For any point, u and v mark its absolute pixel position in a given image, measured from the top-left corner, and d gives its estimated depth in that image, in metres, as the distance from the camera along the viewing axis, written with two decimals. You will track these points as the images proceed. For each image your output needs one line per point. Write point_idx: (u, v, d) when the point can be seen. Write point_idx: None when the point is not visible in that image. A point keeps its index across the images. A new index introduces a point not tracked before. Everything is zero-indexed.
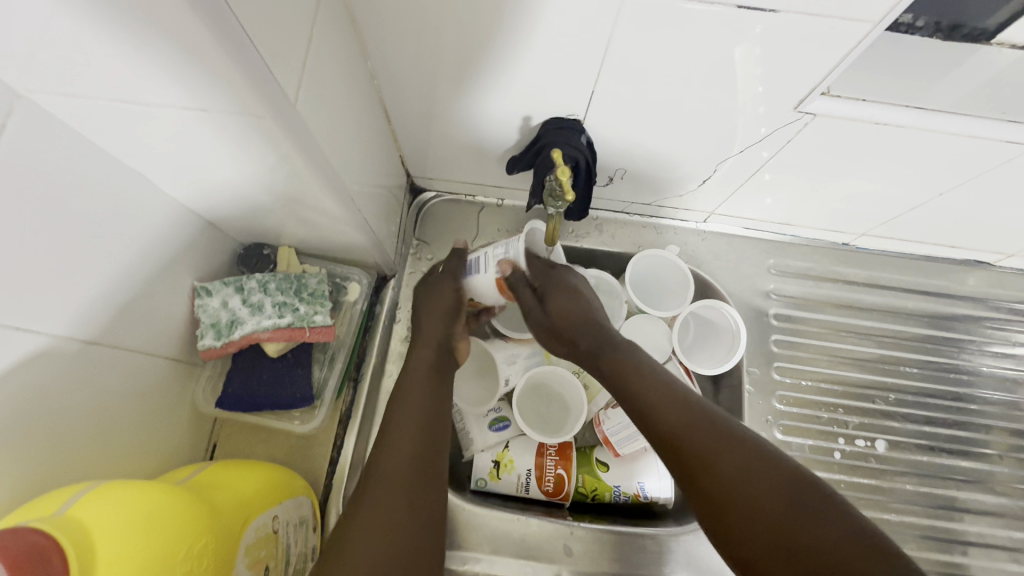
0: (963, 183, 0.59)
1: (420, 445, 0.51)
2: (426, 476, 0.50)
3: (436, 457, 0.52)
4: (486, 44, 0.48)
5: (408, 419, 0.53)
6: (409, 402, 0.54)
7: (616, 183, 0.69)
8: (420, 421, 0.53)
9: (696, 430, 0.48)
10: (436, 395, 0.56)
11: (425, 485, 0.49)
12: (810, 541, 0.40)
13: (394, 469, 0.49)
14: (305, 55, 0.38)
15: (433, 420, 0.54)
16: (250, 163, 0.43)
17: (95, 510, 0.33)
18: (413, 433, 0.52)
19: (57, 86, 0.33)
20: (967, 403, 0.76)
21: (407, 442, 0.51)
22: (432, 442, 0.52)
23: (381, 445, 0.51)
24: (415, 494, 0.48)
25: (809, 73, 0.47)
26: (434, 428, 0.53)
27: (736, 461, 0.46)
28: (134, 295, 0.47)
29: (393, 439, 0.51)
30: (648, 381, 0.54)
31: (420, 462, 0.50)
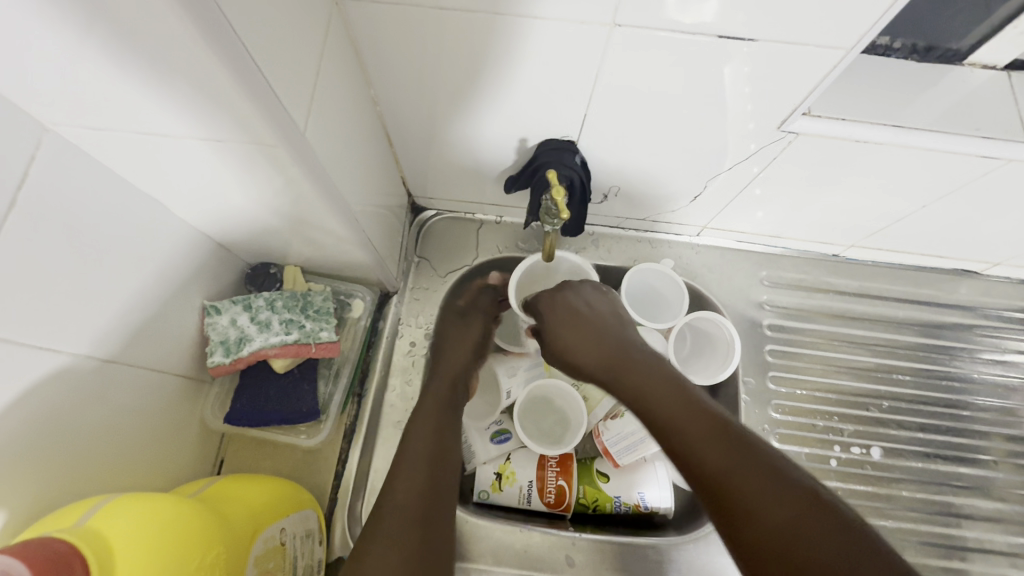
0: (945, 195, 0.61)
1: (432, 471, 0.52)
2: (439, 503, 0.50)
3: (447, 484, 0.52)
4: (486, 73, 0.51)
5: (418, 451, 0.53)
6: (421, 433, 0.55)
7: (611, 200, 0.71)
8: (431, 448, 0.54)
9: (700, 429, 0.48)
10: (448, 424, 0.58)
11: (436, 511, 0.50)
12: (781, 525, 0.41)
13: (409, 496, 0.49)
14: (313, 87, 0.41)
15: (445, 449, 0.55)
16: (262, 188, 0.45)
17: (113, 519, 0.35)
18: (426, 460, 0.53)
19: (82, 119, 0.36)
20: (961, 409, 0.77)
21: (420, 471, 0.52)
22: (441, 469, 0.53)
23: (396, 472, 0.52)
24: (429, 520, 0.48)
25: (791, 93, 0.49)
26: (446, 458, 0.54)
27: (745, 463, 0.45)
28: (149, 315, 0.49)
29: (406, 465, 0.52)
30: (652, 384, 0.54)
31: (432, 490, 0.51)
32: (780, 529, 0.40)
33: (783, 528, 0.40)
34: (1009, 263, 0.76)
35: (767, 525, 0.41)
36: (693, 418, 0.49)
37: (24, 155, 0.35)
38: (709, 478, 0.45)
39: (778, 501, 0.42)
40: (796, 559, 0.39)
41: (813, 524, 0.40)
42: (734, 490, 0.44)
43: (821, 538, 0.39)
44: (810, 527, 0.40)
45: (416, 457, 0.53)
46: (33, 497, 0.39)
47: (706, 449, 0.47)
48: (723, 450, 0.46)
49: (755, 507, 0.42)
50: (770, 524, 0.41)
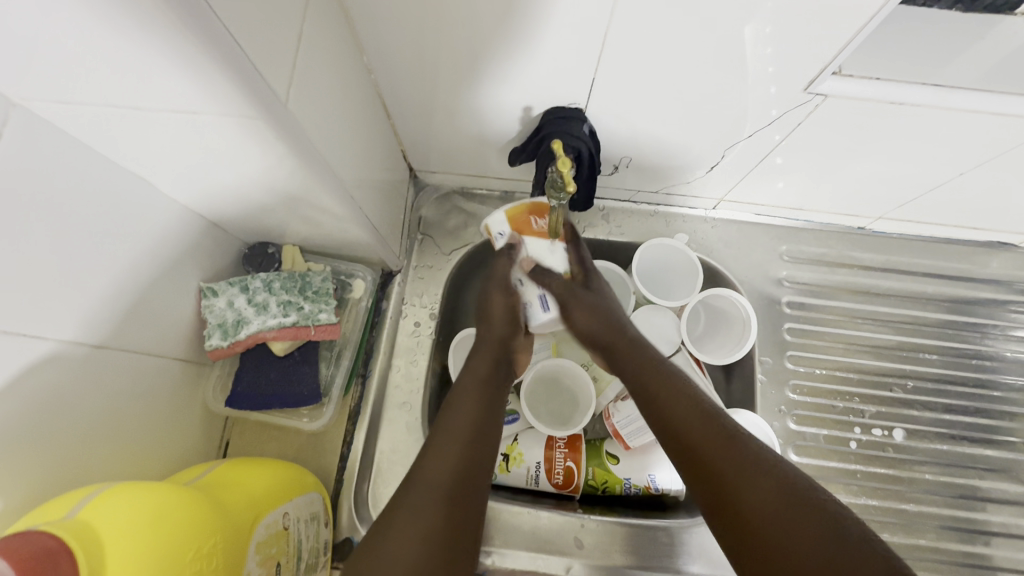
0: (986, 162, 0.56)
1: (466, 456, 0.50)
2: (472, 490, 0.49)
3: (483, 471, 0.51)
4: (485, 35, 0.47)
5: (459, 427, 0.52)
6: (463, 405, 0.54)
7: (622, 172, 0.67)
8: (468, 433, 0.52)
9: (706, 424, 0.48)
10: (489, 407, 0.55)
11: (466, 502, 0.48)
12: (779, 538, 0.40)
13: (441, 482, 0.48)
14: (295, 52, 0.38)
15: (484, 433, 0.53)
16: (248, 165, 0.43)
17: (104, 510, 0.34)
18: (461, 444, 0.51)
19: (50, 93, 0.33)
20: (990, 389, 0.74)
21: (452, 456, 0.50)
22: (479, 451, 0.51)
23: (429, 451, 0.50)
24: (456, 508, 0.47)
25: (817, 52, 0.45)
26: (484, 443, 0.52)
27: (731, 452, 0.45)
28: (141, 297, 0.48)
29: (440, 449, 0.50)
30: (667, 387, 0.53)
31: (465, 476, 0.49)
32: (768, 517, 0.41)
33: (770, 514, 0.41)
34: None
35: (749, 508, 0.42)
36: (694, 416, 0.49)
37: None
38: (711, 468, 0.45)
39: (765, 486, 0.42)
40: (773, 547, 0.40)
41: (799, 514, 0.40)
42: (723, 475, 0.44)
43: (807, 523, 0.40)
44: (798, 516, 0.40)
45: (452, 442, 0.51)
46: (31, 484, 0.39)
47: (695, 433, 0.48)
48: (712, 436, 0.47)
49: (741, 491, 0.43)
50: (758, 508, 0.42)
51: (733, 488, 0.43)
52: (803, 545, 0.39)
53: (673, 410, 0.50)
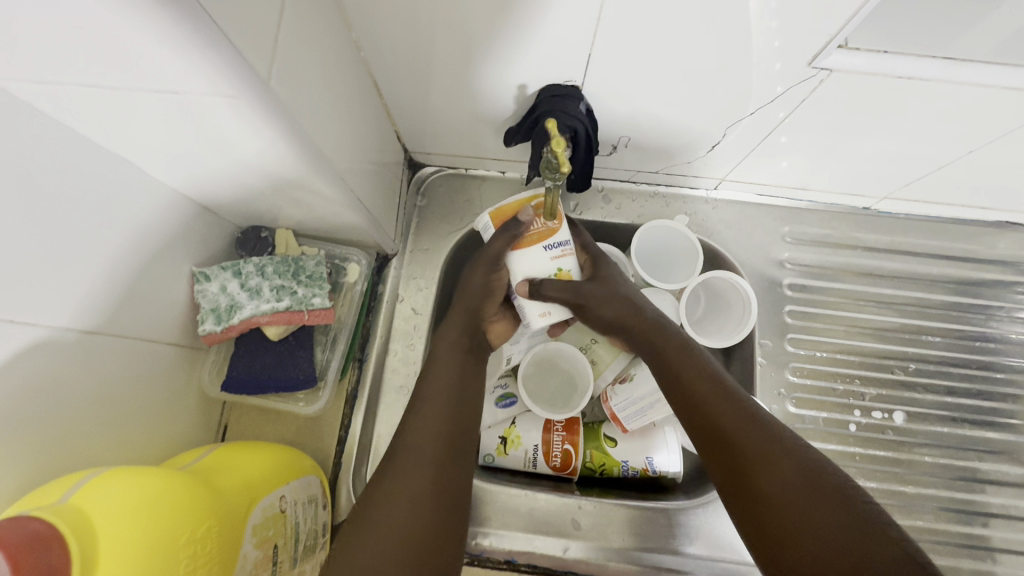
0: (997, 138, 0.54)
1: (447, 421, 0.50)
2: (456, 450, 0.49)
3: (466, 433, 0.51)
4: (478, 13, 0.45)
5: (438, 395, 0.52)
6: (438, 372, 0.54)
7: (621, 152, 0.66)
8: (448, 398, 0.52)
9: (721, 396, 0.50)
10: (467, 374, 0.55)
11: (454, 464, 0.48)
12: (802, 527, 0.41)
13: (426, 446, 0.48)
14: (278, 27, 0.36)
15: (463, 398, 0.53)
16: (233, 146, 0.42)
17: (95, 495, 0.34)
18: (442, 409, 0.51)
19: (23, 73, 0.32)
20: (994, 371, 0.73)
21: (435, 421, 0.50)
22: (462, 417, 0.52)
23: (410, 422, 0.50)
24: (446, 468, 0.48)
25: (823, 23, 0.42)
26: (464, 406, 0.53)
27: (760, 438, 0.46)
28: (132, 283, 0.47)
29: (421, 416, 0.50)
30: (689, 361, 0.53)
31: (449, 440, 0.49)
32: (784, 500, 0.43)
33: (788, 499, 0.43)
34: None
35: (771, 490, 0.44)
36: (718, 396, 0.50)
37: None
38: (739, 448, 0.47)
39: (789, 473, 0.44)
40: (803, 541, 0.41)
41: (815, 499, 0.42)
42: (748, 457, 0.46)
43: (827, 506, 0.42)
44: (818, 499, 0.42)
45: (434, 408, 0.51)
46: (26, 470, 0.39)
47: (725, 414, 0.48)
48: (740, 420, 0.48)
49: (762, 472, 0.45)
50: (777, 489, 0.44)
51: (756, 467, 0.45)
52: (821, 524, 0.41)
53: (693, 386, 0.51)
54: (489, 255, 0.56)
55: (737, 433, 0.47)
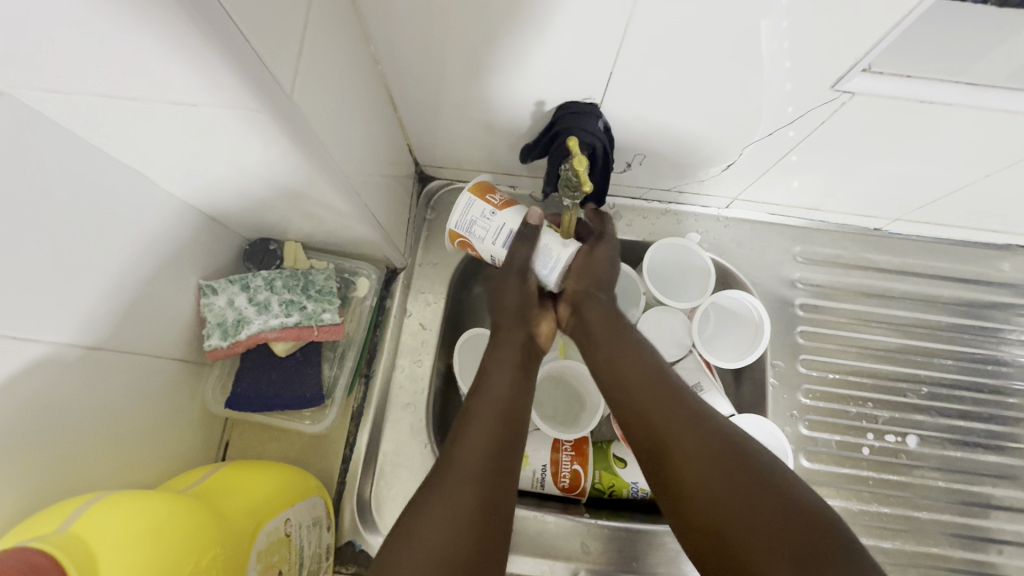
0: (1014, 163, 0.54)
1: (499, 434, 0.49)
2: (505, 466, 0.47)
3: (516, 446, 0.49)
4: (497, 29, 0.45)
5: (492, 406, 0.51)
6: (495, 382, 0.53)
7: (634, 169, 0.66)
8: (500, 410, 0.51)
9: (692, 438, 0.45)
10: (522, 388, 0.54)
11: (501, 480, 0.46)
12: None
13: (474, 457, 0.47)
14: (302, 43, 0.35)
15: (517, 411, 0.52)
16: (250, 160, 0.41)
17: (97, 529, 0.32)
18: (494, 420, 0.50)
19: (38, 83, 0.31)
20: (1005, 395, 0.72)
21: (488, 433, 0.48)
22: (513, 430, 0.50)
23: (461, 432, 0.49)
24: (492, 481, 0.46)
25: (847, 46, 0.42)
26: (516, 419, 0.51)
27: (736, 492, 0.42)
28: (137, 297, 0.46)
29: (473, 428, 0.49)
30: (668, 406, 0.48)
31: (497, 455, 0.47)
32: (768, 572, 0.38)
33: (764, 549, 0.39)
34: None
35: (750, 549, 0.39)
36: (691, 441, 0.45)
37: None
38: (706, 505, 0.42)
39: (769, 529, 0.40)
40: None
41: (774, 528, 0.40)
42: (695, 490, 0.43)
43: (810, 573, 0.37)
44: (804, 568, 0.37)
45: (488, 420, 0.49)
46: (26, 491, 0.37)
47: (673, 438, 0.46)
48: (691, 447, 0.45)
49: (735, 530, 0.40)
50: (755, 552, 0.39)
51: (708, 497, 0.42)
52: None
53: (669, 431, 0.46)
54: (511, 266, 0.58)
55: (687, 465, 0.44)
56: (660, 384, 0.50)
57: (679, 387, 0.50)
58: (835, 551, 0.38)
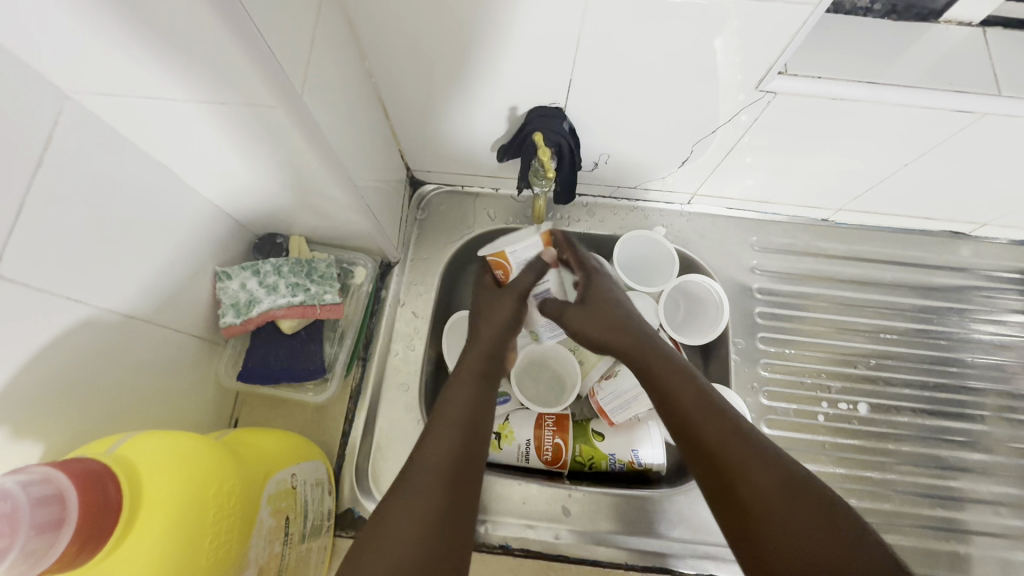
0: (925, 153, 0.62)
1: (463, 441, 0.54)
2: (467, 472, 0.52)
3: (475, 454, 0.54)
4: (473, 45, 0.53)
5: (450, 417, 0.55)
6: (455, 398, 0.58)
7: (601, 168, 0.73)
8: (461, 419, 0.55)
9: (700, 402, 0.53)
10: (480, 402, 0.58)
11: (464, 484, 0.51)
12: (781, 539, 0.43)
13: (439, 460, 0.51)
14: (309, 56, 0.43)
15: (476, 423, 0.56)
16: (266, 156, 0.48)
17: (141, 445, 0.39)
18: (455, 430, 0.54)
19: (99, 87, 0.39)
20: (950, 366, 0.79)
21: (449, 441, 0.53)
22: (473, 440, 0.54)
23: (426, 438, 0.54)
24: (456, 483, 0.50)
25: (763, 53, 0.50)
26: (476, 429, 0.55)
27: (749, 455, 0.48)
28: (165, 277, 0.52)
29: (434, 437, 0.53)
30: (676, 385, 0.56)
31: (460, 460, 0.52)
32: (770, 520, 0.44)
33: (763, 498, 0.45)
34: (996, 223, 0.76)
35: (753, 499, 0.46)
36: (704, 407, 0.53)
37: (47, 119, 0.38)
38: (724, 459, 0.49)
39: (773, 484, 0.46)
40: (772, 547, 0.43)
41: (797, 503, 0.45)
42: (726, 468, 0.48)
43: (804, 518, 0.44)
44: (799, 513, 0.44)
45: (448, 428, 0.54)
46: (68, 436, 0.43)
47: (684, 403, 0.54)
48: (721, 430, 0.50)
49: (743, 484, 0.47)
50: (759, 499, 0.46)
51: (737, 472, 0.47)
52: (800, 536, 0.43)
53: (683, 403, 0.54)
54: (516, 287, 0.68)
55: (710, 436, 0.50)
56: (669, 365, 0.58)
57: (687, 369, 0.58)
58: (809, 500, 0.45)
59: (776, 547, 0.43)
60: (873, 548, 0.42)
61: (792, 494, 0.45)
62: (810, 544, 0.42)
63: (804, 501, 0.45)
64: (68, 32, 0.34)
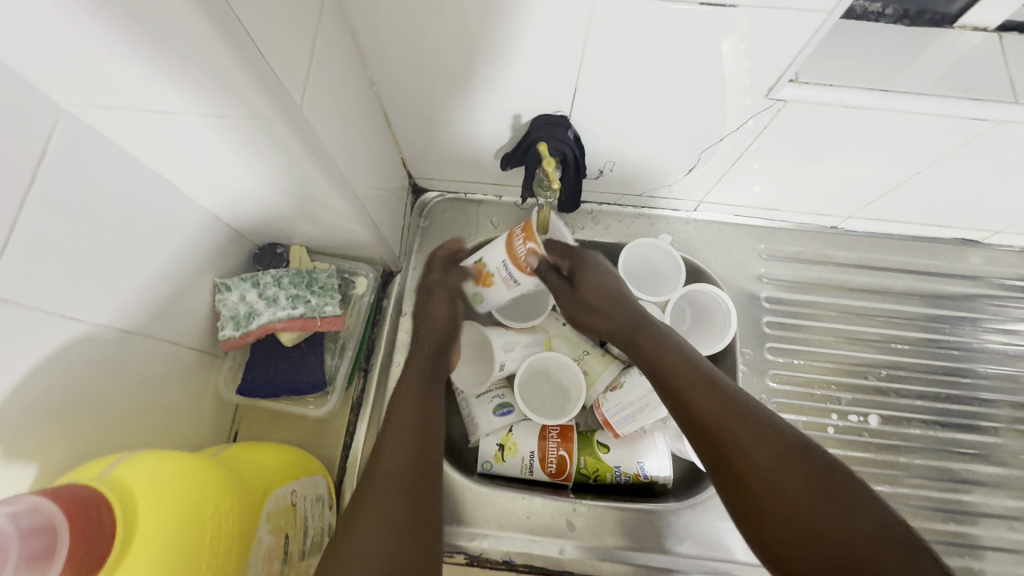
0: (938, 161, 0.61)
1: (416, 447, 0.54)
2: (423, 474, 0.53)
3: (431, 457, 0.54)
4: (476, 52, 0.52)
5: (403, 422, 0.56)
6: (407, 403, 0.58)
7: (606, 176, 0.72)
8: (416, 424, 0.56)
9: (686, 370, 0.56)
10: (431, 403, 0.59)
11: (422, 489, 0.51)
12: (791, 514, 0.47)
13: (393, 468, 0.52)
14: (309, 66, 0.42)
15: (427, 428, 0.56)
16: (266, 167, 0.47)
17: (135, 468, 0.38)
18: (407, 437, 0.54)
19: (93, 99, 0.38)
20: (962, 376, 0.77)
21: (402, 449, 0.53)
22: (428, 444, 0.55)
23: (381, 446, 0.54)
24: (414, 489, 0.51)
25: (774, 61, 0.49)
26: (429, 434, 0.56)
27: (736, 419, 0.52)
28: (162, 290, 0.51)
29: (388, 444, 0.54)
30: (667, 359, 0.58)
31: (416, 463, 0.53)
32: (781, 499, 0.47)
33: (769, 474, 0.49)
34: (1010, 230, 0.75)
35: (758, 475, 0.49)
36: (695, 378, 0.55)
37: (40, 133, 0.37)
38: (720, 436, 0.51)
39: (775, 458, 0.49)
40: (785, 521, 0.47)
41: (798, 474, 0.48)
42: (727, 444, 0.51)
43: (810, 492, 0.47)
44: (806, 489, 0.47)
45: (400, 435, 0.54)
46: (63, 456, 0.42)
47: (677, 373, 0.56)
48: (720, 404, 0.53)
49: (744, 459, 0.50)
50: (763, 474, 0.49)
51: (738, 448, 0.50)
52: (811, 509, 0.46)
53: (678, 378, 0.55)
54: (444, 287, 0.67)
55: (709, 414, 0.52)
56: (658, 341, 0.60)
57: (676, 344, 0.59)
58: (806, 468, 0.48)
59: (783, 521, 0.47)
60: (875, 514, 0.46)
61: (794, 462, 0.49)
62: (819, 519, 0.46)
63: (802, 472, 0.48)
64: (60, 46, 0.33)
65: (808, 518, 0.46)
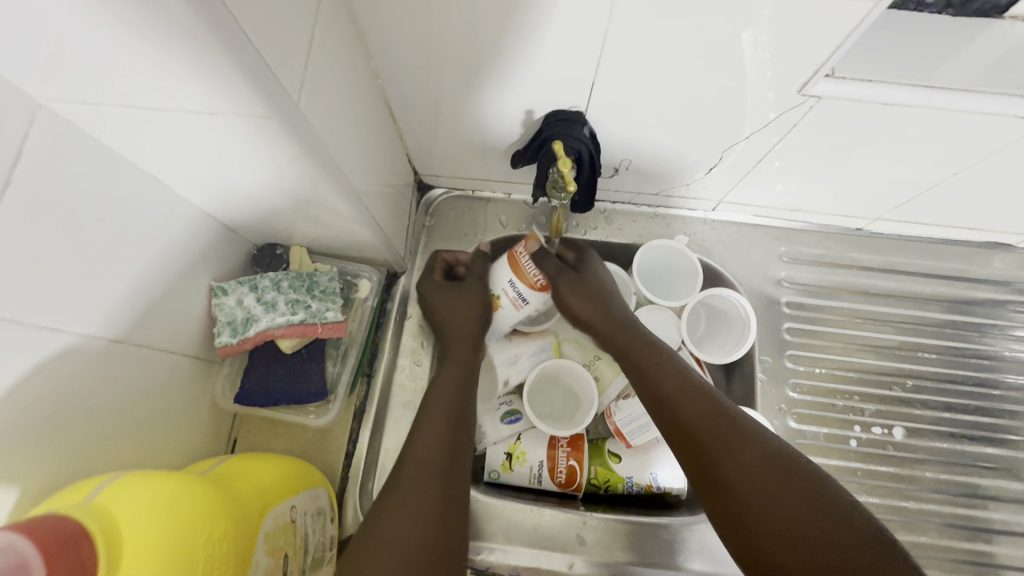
0: (978, 162, 0.57)
1: (450, 435, 0.51)
2: (457, 465, 0.50)
3: (463, 448, 0.52)
4: (486, 44, 0.48)
5: (437, 411, 0.53)
6: (440, 391, 0.55)
7: (622, 174, 0.69)
8: (447, 411, 0.53)
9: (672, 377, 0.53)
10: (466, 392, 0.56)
11: (456, 479, 0.49)
12: (773, 524, 0.42)
13: (428, 456, 0.49)
14: (307, 58, 0.39)
15: (462, 416, 0.54)
16: (261, 166, 0.44)
17: (121, 497, 0.35)
18: (442, 424, 0.52)
19: (73, 94, 0.34)
20: (991, 388, 0.74)
21: (437, 436, 0.51)
22: (460, 433, 0.53)
23: (415, 433, 0.51)
24: (448, 480, 0.48)
25: (809, 54, 0.45)
26: (463, 422, 0.53)
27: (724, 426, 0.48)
28: (153, 296, 0.49)
29: (423, 432, 0.51)
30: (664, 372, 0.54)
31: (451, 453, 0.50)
32: (765, 509, 0.43)
33: (750, 481, 0.44)
34: None
35: (740, 480, 0.45)
36: (683, 386, 0.52)
37: (16, 131, 0.34)
38: (706, 442, 0.48)
39: (758, 463, 0.45)
40: (767, 532, 0.42)
41: (784, 481, 0.44)
42: (710, 449, 0.47)
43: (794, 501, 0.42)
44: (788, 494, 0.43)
45: (435, 422, 0.52)
46: (48, 475, 0.40)
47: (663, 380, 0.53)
48: (706, 414, 0.49)
49: (726, 463, 0.46)
50: (745, 482, 0.44)
51: (720, 454, 0.47)
52: (792, 519, 0.41)
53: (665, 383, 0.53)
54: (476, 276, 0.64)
55: (696, 420, 0.49)
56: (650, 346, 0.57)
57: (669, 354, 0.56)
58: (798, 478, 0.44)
59: (768, 531, 0.42)
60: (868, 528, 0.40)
61: (784, 475, 0.44)
62: (805, 530, 0.41)
63: (794, 480, 0.44)
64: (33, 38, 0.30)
65: (794, 526, 0.41)
